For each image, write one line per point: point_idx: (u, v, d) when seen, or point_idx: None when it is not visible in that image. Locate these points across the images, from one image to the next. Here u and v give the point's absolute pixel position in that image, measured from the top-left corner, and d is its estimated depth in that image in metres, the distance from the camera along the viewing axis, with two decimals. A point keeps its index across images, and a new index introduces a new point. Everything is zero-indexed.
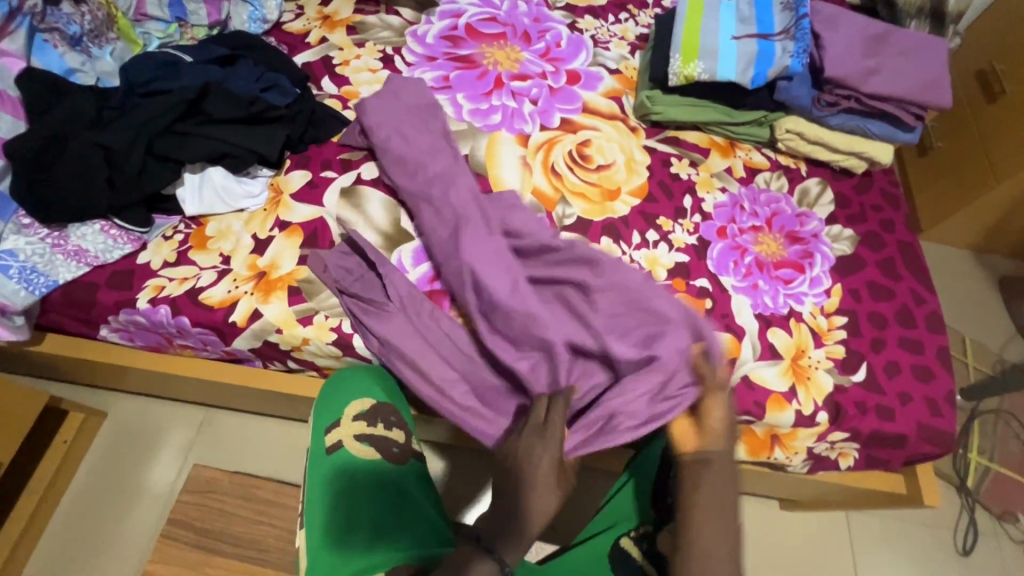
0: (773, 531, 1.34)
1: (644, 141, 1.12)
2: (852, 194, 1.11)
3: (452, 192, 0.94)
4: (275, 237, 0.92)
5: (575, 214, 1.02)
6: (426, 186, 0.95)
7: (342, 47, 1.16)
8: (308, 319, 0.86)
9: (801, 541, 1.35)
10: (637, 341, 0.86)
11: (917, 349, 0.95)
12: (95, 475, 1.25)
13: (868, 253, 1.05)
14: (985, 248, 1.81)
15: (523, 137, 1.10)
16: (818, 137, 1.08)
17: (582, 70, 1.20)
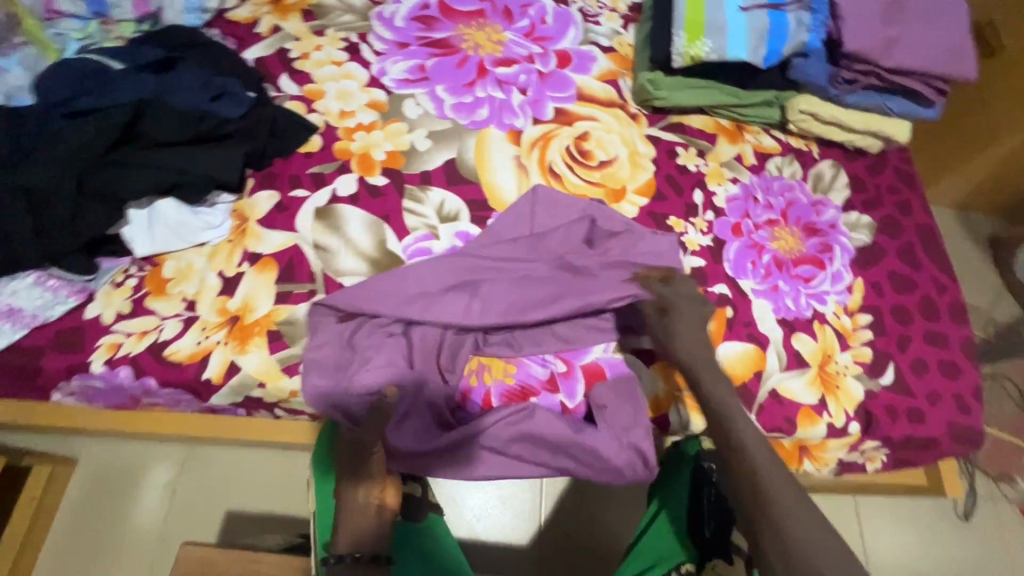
0: None
1: (647, 130, 1.02)
2: (866, 176, 1.05)
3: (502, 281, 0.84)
4: (244, 273, 0.80)
5: None
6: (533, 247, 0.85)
7: (299, 37, 1.01)
8: (294, 368, 0.77)
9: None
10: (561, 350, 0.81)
11: (943, 344, 0.91)
12: (72, 528, 1.15)
13: (886, 241, 0.99)
14: (974, 207, 1.80)
15: (515, 133, 0.98)
16: (834, 117, 1.00)
17: (573, 50, 1.08)
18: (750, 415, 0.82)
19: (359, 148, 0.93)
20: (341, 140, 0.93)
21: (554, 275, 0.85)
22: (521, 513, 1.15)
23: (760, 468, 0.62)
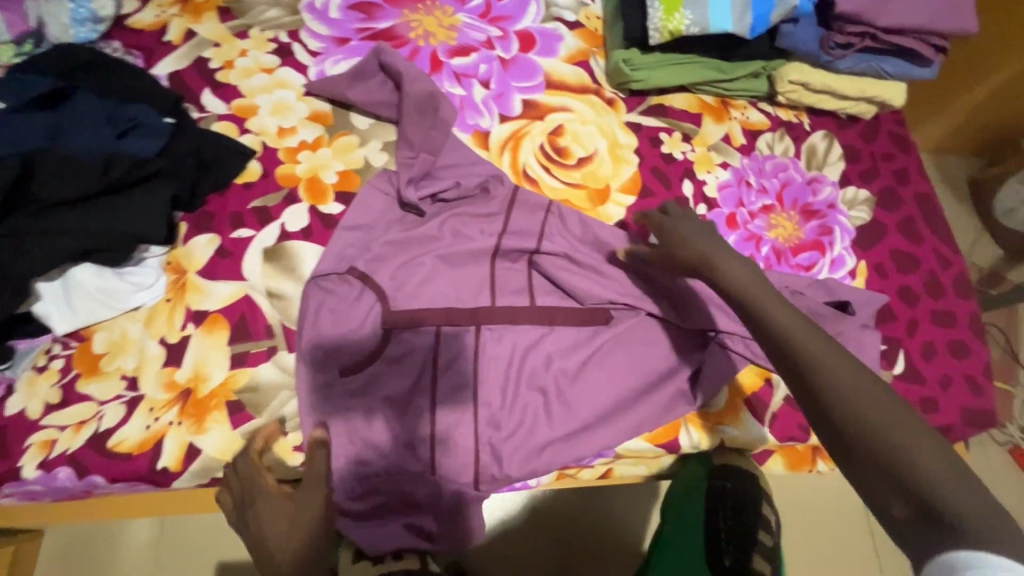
0: None
1: (626, 116, 0.93)
2: (860, 145, 0.99)
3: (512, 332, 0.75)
4: (191, 336, 0.70)
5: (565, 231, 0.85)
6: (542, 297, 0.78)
7: (218, 42, 0.87)
8: (263, 443, 0.68)
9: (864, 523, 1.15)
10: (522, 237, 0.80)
11: (950, 323, 0.88)
12: None
13: (885, 215, 0.94)
14: (942, 150, 1.79)
15: (482, 135, 0.88)
16: (825, 86, 0.92)
17: (534, 29, 0.97)
18: (763, 427, 0.76)
19: (306, 170, 0.81)
20: (283, 163, 0.81)
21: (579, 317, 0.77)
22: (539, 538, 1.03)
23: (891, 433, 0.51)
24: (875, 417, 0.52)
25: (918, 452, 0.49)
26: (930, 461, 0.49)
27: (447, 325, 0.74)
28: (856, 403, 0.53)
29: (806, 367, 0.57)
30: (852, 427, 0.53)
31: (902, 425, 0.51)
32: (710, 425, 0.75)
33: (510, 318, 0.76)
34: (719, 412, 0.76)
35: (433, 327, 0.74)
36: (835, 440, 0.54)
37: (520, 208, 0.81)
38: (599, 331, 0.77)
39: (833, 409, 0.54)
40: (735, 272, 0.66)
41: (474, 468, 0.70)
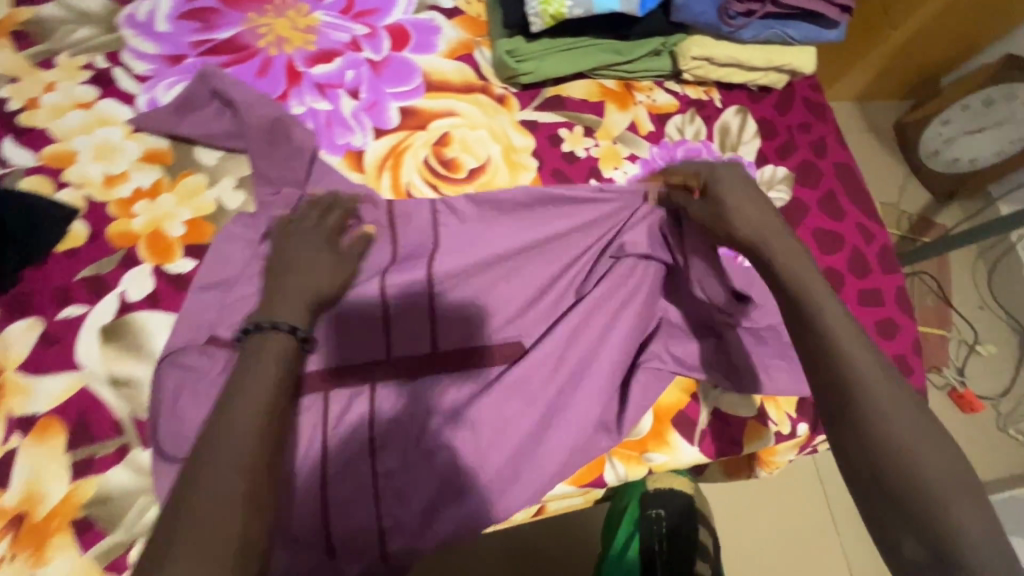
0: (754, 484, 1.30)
1: (520, 114, 0.83)
2: (775, 118, 0.92)
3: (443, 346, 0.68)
4: (16, 449, 0.59)
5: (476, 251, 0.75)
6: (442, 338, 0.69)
7: (16, 77, 0.72)
8: (121, 563, 0.58)
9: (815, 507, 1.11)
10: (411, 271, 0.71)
11: (877, 301, 0.84)
12: None
13: (806, 192, 0.88)
14: (866, 97, 1.77)
15: (355, 156, 0.76)
16: (730, 58, 0.84)
17: (407, 21, 0.85)
18: (692, 447, 0.71)
19: (144, 224, 0.69)
20: (115, 218, 0.68)
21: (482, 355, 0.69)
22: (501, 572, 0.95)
23: (909, 450, 0.48)
24: (898, 431, 0.49)
25: (953, 508, 0.45)
26: (967, 513, 0.45)
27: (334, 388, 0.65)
28: (882, 418, 0.49)
29: (836, 379, 0.52)
30: (891, 453, 0.48)
31: (952, 478, 0.46)
32: (635, 455, 0.69)
33: (406, 369, 0.67)
34: (644, 439, 0.70)
35: (320, 394, 0.65)
36: (855, 457, 0.50)
37: (405, 239, 0.71)
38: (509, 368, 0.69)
39: (871, 431, 0.49)
40: (777, 263, 0.61)
41: (381, 543, 0.64)
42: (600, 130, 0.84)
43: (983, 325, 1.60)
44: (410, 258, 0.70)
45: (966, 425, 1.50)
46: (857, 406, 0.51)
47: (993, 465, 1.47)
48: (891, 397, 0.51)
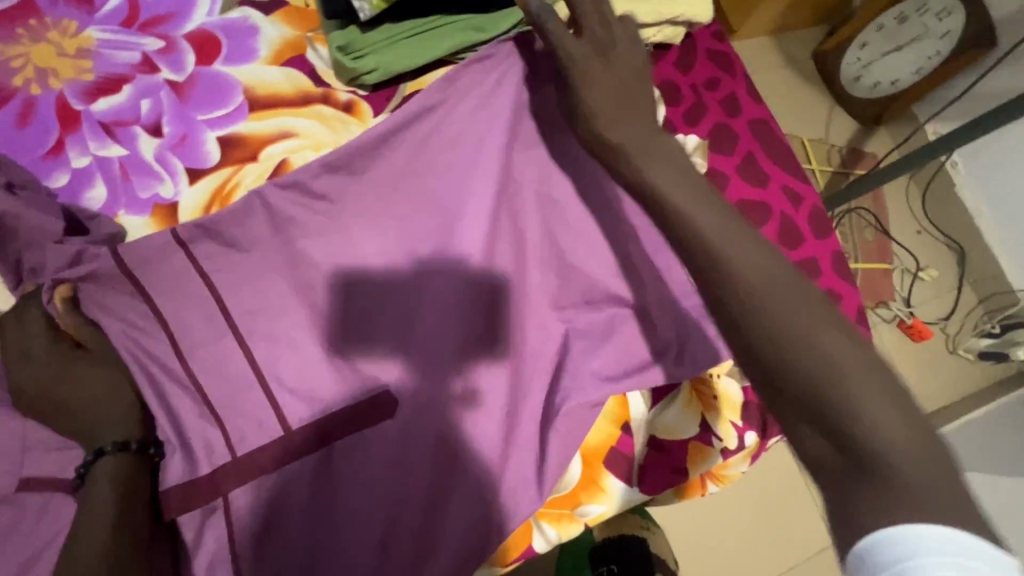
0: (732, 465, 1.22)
1: (374, 122, 0.68)
2: (677, 78, 0.80)
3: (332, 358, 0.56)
4: None
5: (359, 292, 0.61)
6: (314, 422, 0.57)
7: None
8: None
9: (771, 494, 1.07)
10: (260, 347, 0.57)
11: (814, 272, 0.75)
12: None
13: (723, 160, 0.77)
14: (781, 29, 1.68)
15: (167, 211, 0.60)
16: (612, 17, 0.71)
17: (212, 24, 0.68)
18: (630, 488, 0.62)
19: None
20: None
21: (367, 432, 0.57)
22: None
23: (817, 339, 0.36)
24: (801, 319, 0.36)
25: (868, 416, 0.33)
26: (885, 408, 0.33)
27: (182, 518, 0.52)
28: (782, 304, 0.37)
29: (714, 263, 0.39)
30: (797, 346, 0.36)
31: (868, 364, 0.35)
32: (566, 512, 0.60)
33: (271, 470, 0.55)
34: (574, 491, 0.60)
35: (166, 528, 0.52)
36: (750, 356, 0.37)
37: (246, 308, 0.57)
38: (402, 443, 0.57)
39: (756, 329, 0.37)
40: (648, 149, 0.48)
41: None
42: None
43: (921, 250, 1.58)
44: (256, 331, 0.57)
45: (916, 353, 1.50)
46: (747, 289, 0.38)
47: (943, 387, 1.49)
48: (768, 282, 0.38)
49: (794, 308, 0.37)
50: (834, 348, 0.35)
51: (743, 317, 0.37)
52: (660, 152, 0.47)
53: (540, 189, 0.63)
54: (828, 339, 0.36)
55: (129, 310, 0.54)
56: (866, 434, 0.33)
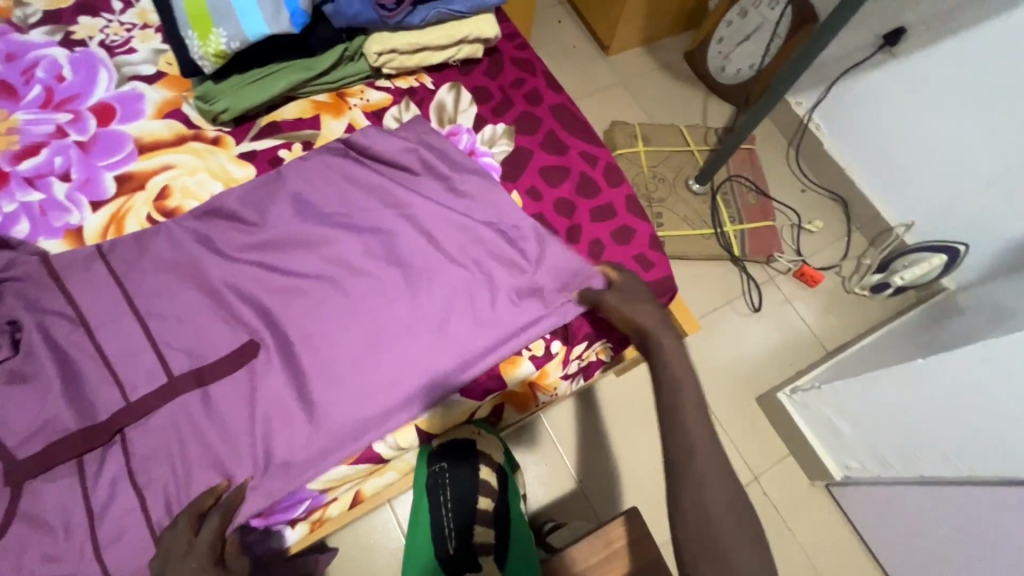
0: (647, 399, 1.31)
1: (237, 149, 0.88)
2: (486, 83, 1.00)
3: (201, 327, 0.75)
4: None
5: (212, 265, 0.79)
6: (192, 366, 0.73)
7: None
8: None
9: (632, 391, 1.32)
10: (148, 319, 0.74)
11: (610, 213, 0.92)
12: None
13: (526, 139, 0.96)
14: (650, 39, 1.92)
15: (75, 233, 0.80)
16: (411, 43, 0.92)
17: (109, 97, 0.90)
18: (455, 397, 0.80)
19: None
20: None
21: (233, 373, 0.73)
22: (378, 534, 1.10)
23: (705, 482, 0.64)
24: (706, 474, 0.64)
25: (719, 528, 0.61)
26: (732, 530, 0.61)
27: (88, 450, 0.67)
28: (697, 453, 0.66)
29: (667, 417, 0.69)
30: (697, 477, 0.64)
31: (737, 516, 0.63)
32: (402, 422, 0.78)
33: (153, 406, 0.70)
34: None
35: (71, 459, 0.67)
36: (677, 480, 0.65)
37: (138, 290, 0.75)
38: (263, 378, 0.73)
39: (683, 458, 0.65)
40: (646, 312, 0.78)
41: None
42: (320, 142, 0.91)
43: (805, 206, 1.74)
44: (146, 306, 0.75)
45: (814, 297, 1.64)
46: (684, 445, 0.66)
47: (844, 325, 1.62)
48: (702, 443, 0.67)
49: (705, 469, 0.64)
50: (715, 502, 0.63)
51: (673, 426, 0.68)
52: (639, 307, 0.79)
53: (368, 197, 0.84)
54: (722, 496, 0.63)
55: (40, 301, 0.72)
56: (699, 508, 0.62)
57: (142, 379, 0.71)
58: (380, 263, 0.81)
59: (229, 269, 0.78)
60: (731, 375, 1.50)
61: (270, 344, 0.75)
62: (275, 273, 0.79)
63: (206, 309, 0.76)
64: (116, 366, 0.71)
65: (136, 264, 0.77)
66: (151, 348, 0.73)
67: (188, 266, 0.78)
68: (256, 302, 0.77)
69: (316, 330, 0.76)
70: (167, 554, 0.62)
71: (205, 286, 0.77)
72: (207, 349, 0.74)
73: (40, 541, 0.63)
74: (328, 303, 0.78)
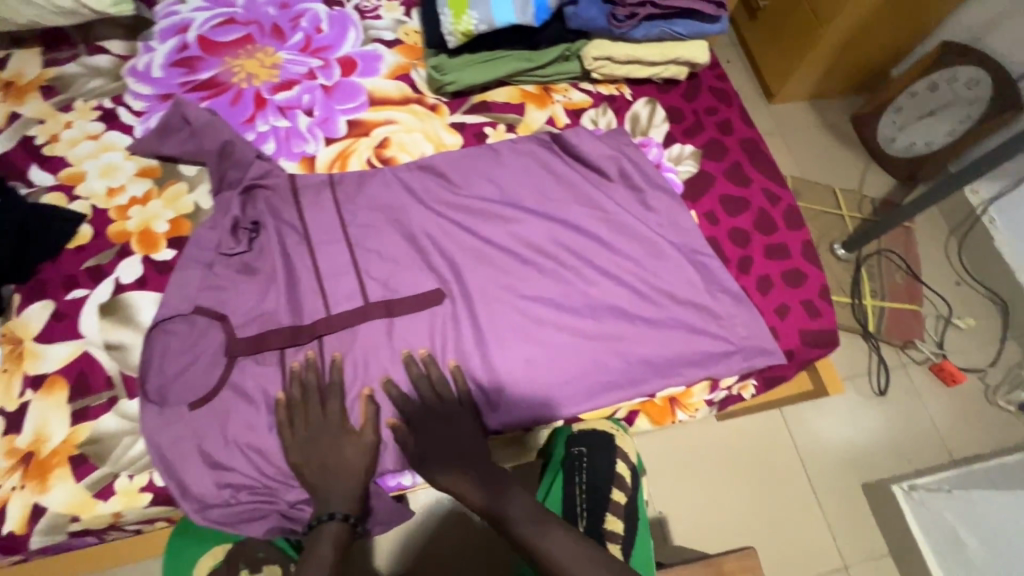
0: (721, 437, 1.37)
1: (450, 118, 0.97)
2: (682, 105, 1.03)
3: (396, 265, 0.83)
4: (29, 401, 0.72)
5: (413, 213, 0.87)
6: (385, 296, 0.81)
7: (42, 119, 0.91)
8: (108, 490, 0.70)
9: (714, 436, 1.38)
10: (354, 246, 0.83)
11: (784, 254, 0.92)
12: None
13: (712, 165, 0.98)
14: (820, 95, 1.88)
15: (309, 161, 0.92)
16: (627, 55, 0.97)
17: (355, 53, 1.02)
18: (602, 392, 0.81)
19: (138, 224, 0.85)
20: (114, 222, 0.84)
21: (416, 312, 0.80)
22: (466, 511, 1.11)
23: None
24: None
25: None
26: None
27: (291, 345, 0.77)
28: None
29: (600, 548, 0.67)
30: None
31: None
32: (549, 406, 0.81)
33: (346, 321, 0.78)
34: None
35: (276, 349, 0.76)
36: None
37: (352, 220, 0.85)
38: (441, 323, 0.80)
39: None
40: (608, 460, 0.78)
41: None
42: (522, 128, 0.98)
43: (957, 300, 1.62)
44: (356, 236, 0.84)
45: (948, 398, 1.51)
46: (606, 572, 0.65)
47: (977, 437, 1.47)
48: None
49: None
50: None
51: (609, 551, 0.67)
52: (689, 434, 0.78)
53: (559, 189, 0.91)
54: None
55: (277, 211, 0.83)
56: None
57: (341, 296, 0.80)
58: (561, 251, 0.86)
59: (428, 221, 0.86)
60: (840, 453, 1.41)
61: (451, 295, 0.82)
62: (467, 235, 0.86)
63: (403, 250, 0.84)
64: (325, 279, 0.80)
65: (353, 197, 0.86)
66: (352, 273, 0.82)
67: (394, 210, 0.87)
68: (446, 255, 0.84)
69: (493, 294, 0.82)
70: (308, 420, 0.73)
71: (406, 231, 0.86)
72: (397, 287, 0.82)
73: (241, 410, 0.73)
74: (510, 273, 0.84)
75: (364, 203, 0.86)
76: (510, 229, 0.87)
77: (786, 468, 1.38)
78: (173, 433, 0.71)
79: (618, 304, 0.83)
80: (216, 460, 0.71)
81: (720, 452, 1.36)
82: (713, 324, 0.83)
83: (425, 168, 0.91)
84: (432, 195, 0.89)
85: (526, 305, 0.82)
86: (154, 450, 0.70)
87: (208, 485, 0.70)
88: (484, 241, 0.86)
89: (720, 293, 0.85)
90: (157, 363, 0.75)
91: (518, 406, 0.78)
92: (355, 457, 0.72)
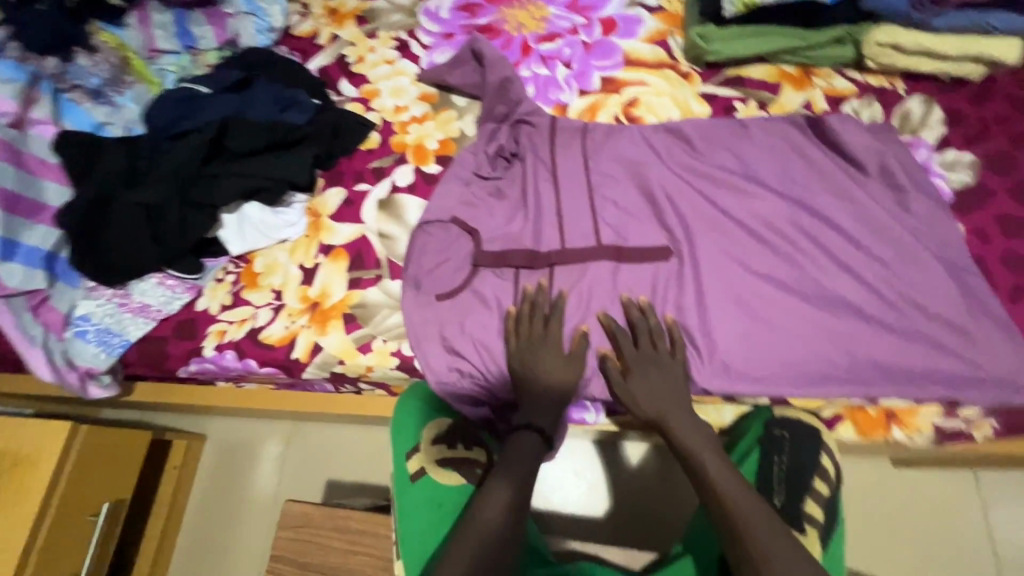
0: (907, 493, 1.14)
1: (701, 88, 0.98)
2: (967, 108, 0.92)
3: (629, 217, 0.87)
4: (320, 263, 0.90)
5: (654, 171, 0.89)
6: (616, 242, 0.85)
7: (355, 43, 1.08)
8: (367, 346, 0.84)
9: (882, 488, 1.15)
10: (594, 191, 0.89)
11: None
12: (202, 507, 1.28)
13: (993, 179, 0.87)
14: None
15: (562, 108, 0.99)
16: (919, 46, 0.90)
17: (618, 15, 1.05)
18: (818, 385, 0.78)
19: (414, 139, 0.98)
20: (397, 134, 0.99)
21: (643, 263, 0.84)
22: (597, 484, 1.10)
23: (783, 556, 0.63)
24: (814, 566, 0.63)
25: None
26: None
27: (526, 267, 0.84)
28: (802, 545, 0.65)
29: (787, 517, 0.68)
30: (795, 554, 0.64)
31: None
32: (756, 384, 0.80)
33: (576, 256, 0.84)
34: None
35: (514, 268, 0.85)
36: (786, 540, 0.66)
37: (597, 167, 0.90)
38: (664, 279, 0.83)
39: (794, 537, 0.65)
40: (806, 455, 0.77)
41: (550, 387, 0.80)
42: (776, 108, 0.95)
43: None
44: (597, 183, 0.89)
45: None
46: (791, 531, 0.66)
47: None
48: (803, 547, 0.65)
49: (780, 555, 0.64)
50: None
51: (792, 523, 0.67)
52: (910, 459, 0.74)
53: (810, 174, 0.87)
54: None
55: (533, 148, 0.92)
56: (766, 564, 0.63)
57: (576, 234, 0.86)
58: (801, 236, 0.83)
59: (667, 181, 0.89)
60: None
61: (679, 256, 0.84)
62: (704, 202, 0.87)
63: (637, 205, 0.88)
64: (565, 215, 0.87)
65: (600, 147, 0.92)
66: (588, 214, 0.87)
67: (636, 166, 0.90)
68: (680, 217, 0.86)
69: (722, 263, 0.82)
70: (532, 328, 0.80)
71: (644, 187, 0.89)
72: (628, 236, 0.86)
73: (478, 311, 0.83)
74: (742, 247, 0.83)
75: (609, 154, 0.91)
76: (749, 204, 0.86)
77: (974, 563, 1.10)
78: (424, 312, 0.83)
79: (857, 302, 0.78)
80: (455, 345, 0.81)
81: (900, 513, 1.13)
82: (969, 348, 0.75)
83: (672, 131, 0.93)
84: (675, 158, 0.90)
85: (755, 281, 0.81)
86: (407, 324, 0.83)
87: (444, 365, 0.81)
88: (721, 210, 0.86)
89: (983, 318, 0.76)
90: (417, 256, 0.88)
91: (728, 375, 0.78)
92: (569, 369, 0.79)
